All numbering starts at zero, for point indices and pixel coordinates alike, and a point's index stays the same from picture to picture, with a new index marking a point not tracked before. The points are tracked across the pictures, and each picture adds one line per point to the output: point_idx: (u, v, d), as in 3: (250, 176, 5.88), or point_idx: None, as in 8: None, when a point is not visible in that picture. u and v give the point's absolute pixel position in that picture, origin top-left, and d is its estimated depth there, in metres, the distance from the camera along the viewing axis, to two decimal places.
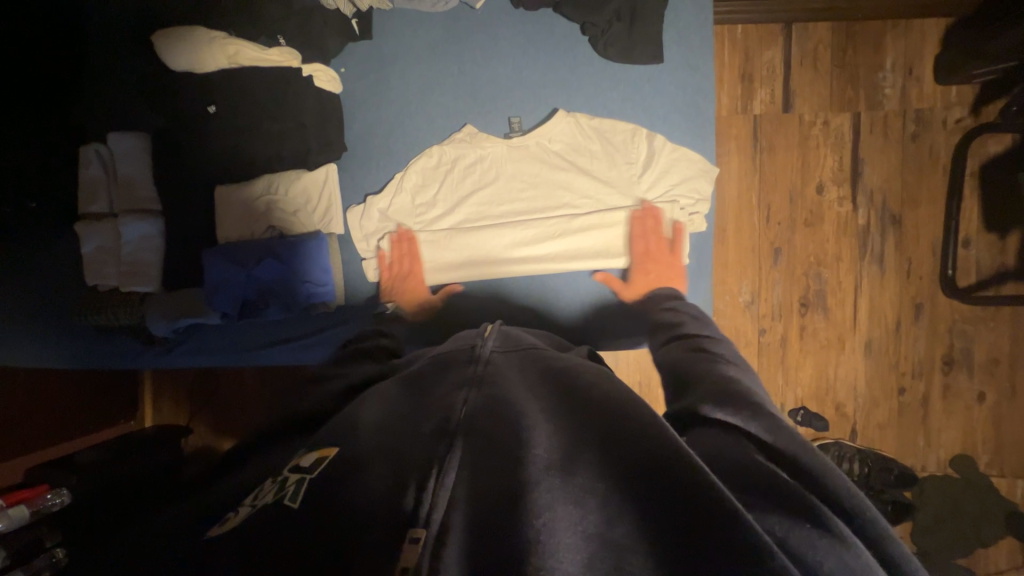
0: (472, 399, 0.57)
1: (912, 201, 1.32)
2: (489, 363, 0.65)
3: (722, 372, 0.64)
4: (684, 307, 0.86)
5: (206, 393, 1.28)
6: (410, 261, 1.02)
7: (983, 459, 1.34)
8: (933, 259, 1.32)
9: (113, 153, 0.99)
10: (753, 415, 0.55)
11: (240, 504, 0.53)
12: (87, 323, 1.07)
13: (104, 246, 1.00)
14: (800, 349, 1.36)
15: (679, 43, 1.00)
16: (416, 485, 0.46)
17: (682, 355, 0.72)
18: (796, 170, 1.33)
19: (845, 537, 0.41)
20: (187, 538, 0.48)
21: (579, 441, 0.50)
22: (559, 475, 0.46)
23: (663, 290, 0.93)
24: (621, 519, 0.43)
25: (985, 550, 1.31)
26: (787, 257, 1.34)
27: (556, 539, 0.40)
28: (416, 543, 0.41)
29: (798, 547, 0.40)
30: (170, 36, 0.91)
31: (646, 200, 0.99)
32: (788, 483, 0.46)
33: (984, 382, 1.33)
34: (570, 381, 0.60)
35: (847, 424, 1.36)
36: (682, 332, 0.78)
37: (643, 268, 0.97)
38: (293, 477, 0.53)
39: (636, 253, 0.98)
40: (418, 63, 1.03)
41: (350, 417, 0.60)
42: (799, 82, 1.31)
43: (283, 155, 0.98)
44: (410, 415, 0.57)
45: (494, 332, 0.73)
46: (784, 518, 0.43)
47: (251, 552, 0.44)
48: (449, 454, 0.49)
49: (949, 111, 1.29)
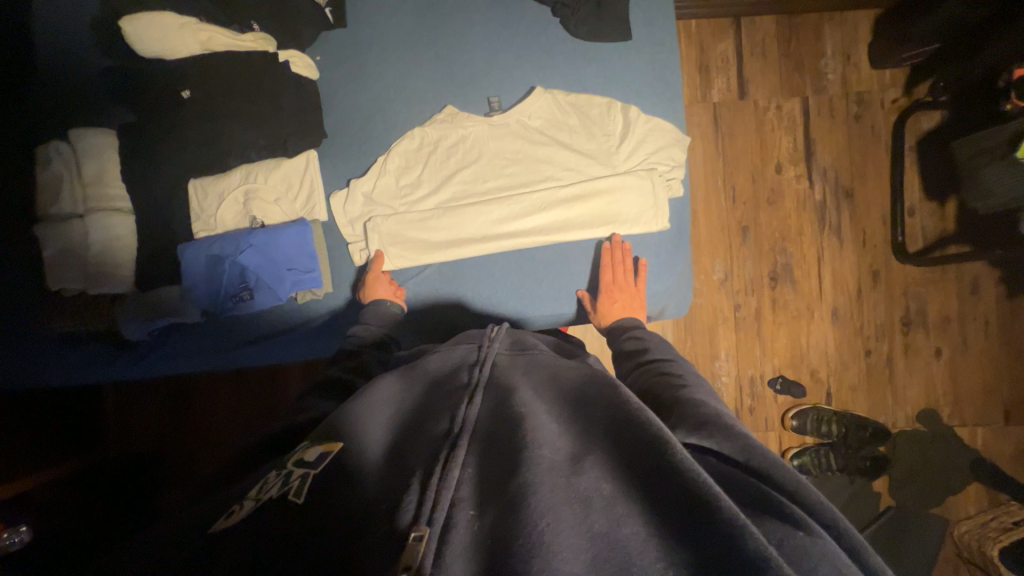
0: (480, 408, 0.58)
1: (861, 175, 1.42)
2: (494, 366, 0.66)
3: (689, 398, 0.62)
4: (645, 333, 0.87)
5: (179, 412, 1.21)
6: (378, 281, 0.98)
7: (946, 411, 1.43)
8: (884, 228, 1.42)
9: (76, 151, 0.93)
10: (727, 440, 0.52)
11: (242, 498, 0.55)
12: (21, 338, 0.97)
13: (69, 247, 0.92)
14: (773, 321, 1.43)
15: (645, 23, 1.04)
16: (418, 487, 0.48)
17: (651, 382, 0.71)
18: (756, 152, 1.41)
19: (815, 530, 0.43)
20: (192, 534, 0.50)
21: (587, 440, 0.52)
22: (565, 475, 0.47)
23: (624, 321, 0.93)
24: (630, 520, 0.43)
25: (955, 498, 1.39)
26: (754, 234, 1.42)
27: (560, 540, 0.42)
28: (419, 540, 0.42)
29: (795, 553, 0.40)
30: (132, 19, 0.86)
31: (619, 232, 1.01)
32: (760, 486, 0.47)
33: (939, 339, 1.43)
34: (573, 385, 0.62)
35: (822, 389, 1.43)
36: (647, 357, 0.79)
37: (609, 298, 0.97)
38: (298, 470, 0.55)
39: (605, 281, 0.98)
40: (392, 50, 1.03)
41: (357, 417, 0.62)
42: (751, 70, 1.40)
43: (258, 143, 0.95)
44: (417, 422, 0.59)
45: (501, 332, 0.74)
46: (780, 523, 0.44)
47: (263, 529, 0.48)
48: (454, 456, 0.51)
49: (885, 92, 1.41)
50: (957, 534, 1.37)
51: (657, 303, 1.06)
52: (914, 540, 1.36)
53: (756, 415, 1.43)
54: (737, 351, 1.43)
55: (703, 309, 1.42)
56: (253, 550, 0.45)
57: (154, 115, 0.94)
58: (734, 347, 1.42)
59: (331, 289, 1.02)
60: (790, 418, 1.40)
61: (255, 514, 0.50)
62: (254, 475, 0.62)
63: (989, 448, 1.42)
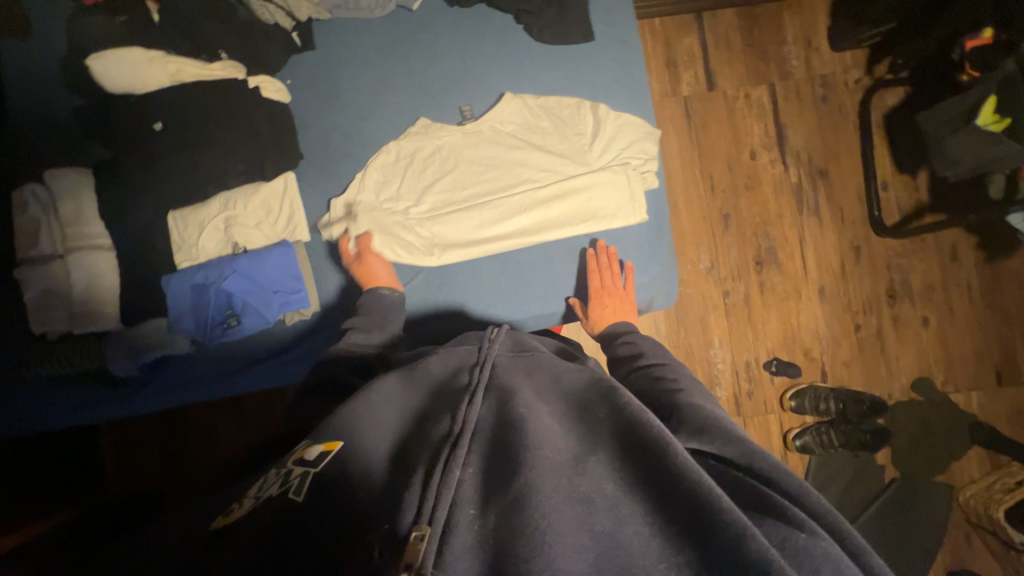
0: (481, 410, 0.57)
1: (834, 155, 1.45)
2: (494, 366, 0.65)
3: (687, 400, 0.63)
4: (640, 338, 0.88)
5: (180, 444, 1.21)
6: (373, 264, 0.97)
7: (940, 379, 1.45)
8: (861, 204, 1.45)
9: (51, 193, 0.93)
10: (727, 444, 0.53)
11: (244, 496, 0.56)
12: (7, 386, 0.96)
13: (52, 288, 0.92)
14: (762, 304, 1.45)
15: (607, 24, 1.07)
16: (420, 486, 0.48)
17: (648, 386, 0.72)
18: (729, 141, 1.44)
19: (816, 530, 0.44)
20: (194, 529, 0.52)
21: (589, 440, 0.52)
22: (568, 475, 0.48)
23: (618, 325, 0.94)
24: (631, 519, 0.45)
25: (957, 464, 1.41)
26: (735, 221, 1.44)
27: (562, 539, 0.43)
28: (420, 539, 0.43)
29: (794, 555, 0.43)
30: (102, 57, 0.88)
31: (602, 239, 1.03)
32: (760, 489, 0.48)
33: (925, 308, 1.46)
34: (575, 387, 0.62)
35: (818, 367, 1.44)
36: (642, 361, 0.80)
37: (600, 304, 0.99)
38: (297, 469, 0.55)
39: (594, 288, 0.99)
40: (362, 69, 1.04)
41: (357, 417, 0.61)
42: (716, 61, 1.44)
43: (237, 168, 0.96)
44: (418, 427, 0.59)
45: (501, 333, 0.72)
46: (781, 525, 0.45)
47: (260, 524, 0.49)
48: (454, 456, 0.50)
49: (848, 73, 1.45)
50: (963, 500, 1.38)
51: (645, 295, 1.07)
52: (921, 510, 1.37)
53: (755, 399, 1.43)
54: (730, 338, 1.44)
55: (692, 299, 1.43)
56: (252, 550, 0.46)
57: (127, 149, 0.94)
58: (726, 334, 1.44)
59: (318, 307, 1.01)
60: (789, 399, 1.41)
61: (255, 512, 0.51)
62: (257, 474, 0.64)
63: (986, 411, 1.44)
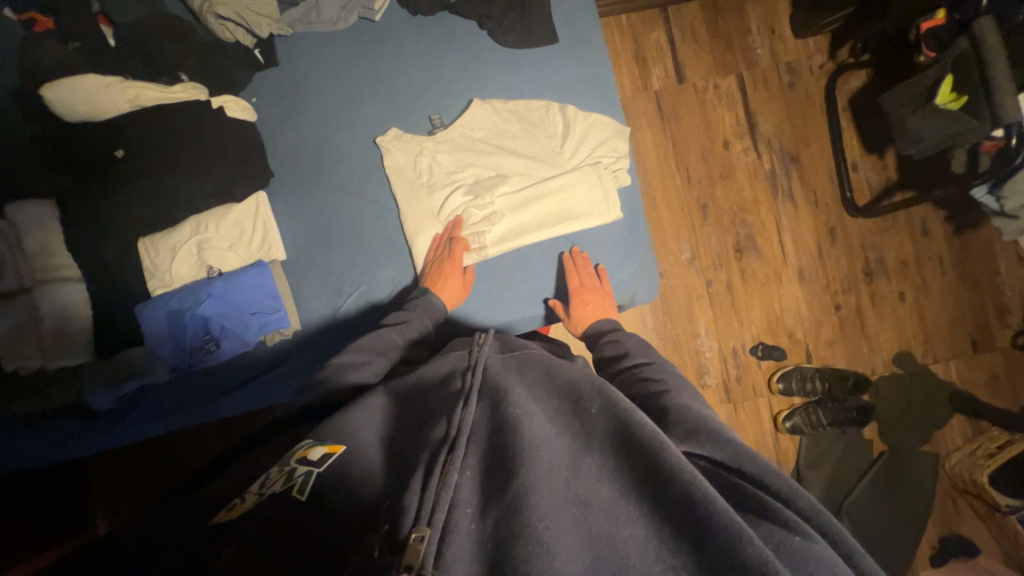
0: (476, 413, 0.57)
1: (803, 140, 1.48)
2: (486, 369, 0.66)
3: (677, 402, 0.64)
4: (623, 335, 0.89)
5: (169, 472, 1.18)
6: (447, 255, 0.98)
7: (919, 351, 1.49)
8: (833, 186, 1.49)
9: (13, 225, 0.90)
10: (718, 447, 0.54)
11: (245, 492, 0.56)
12: None
13: (19, 325, 0.88)
14: (745, 290, 1.47)
15: (572, 24, 1.07)
16: (419, 488, 0.49)
17: (638, 388, 0.72)
18: (702, 132, 1.46)
19: (809, 532, 0.45)
20: (192, 527, 0.53)
21: (584, 439, 0.53)
22: (564, 474, 0.48)
23: (601, 322, 0.95)
24: (627, 519, 0.45)
25: (941, 433, 1.45)
26: (713, 210, 1.46)
27: (560, 540, 0.43)
28: (421, 540, 0.43)
29: (792, 557, 0.43)
30: (56, 87, 0.85)
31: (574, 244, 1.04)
32: (753, 492, 0.49)
33: (901, 284, 1.50)
34: (568, 381, 0.62)
35: (802, 348, 1.47)
36: (630, 361, 0.81)
37: (581, 301, 0.98)
38: (302, 468, 0.55)
39: (572, 287, 0.99)
40: (328, 83, 1.03)
41: (353, 424, 0.62)
42: (684, 54, 1.46)
43: (205, 190, 0.94)
44: (411, 433, 0.59)
45: (490, 337, 0.73)
46: (776, 527, 0.45)
47: (261, 526, 0.49)
48: (452, 459, 0.51)
49: (812, 59, 1.49)
50: (948, 468, 1.42)
51: (626, 291, 1.08)
52: (909, 481, 1.41)
53: (744, 384, 1.46)
54: (715, 325, 1.46)
55: (676, 289, 1.45)
56: (255, 554, 0.46)
57: (92, 176, 0.92)
58: (712, 322, 1.46)
59: (299, 326, 1.00)
60: (776, 381, 1.43)
61: (255, 510, 0.51)
62: (246, 470, 0.64)
63: (964, 379, 1.48)
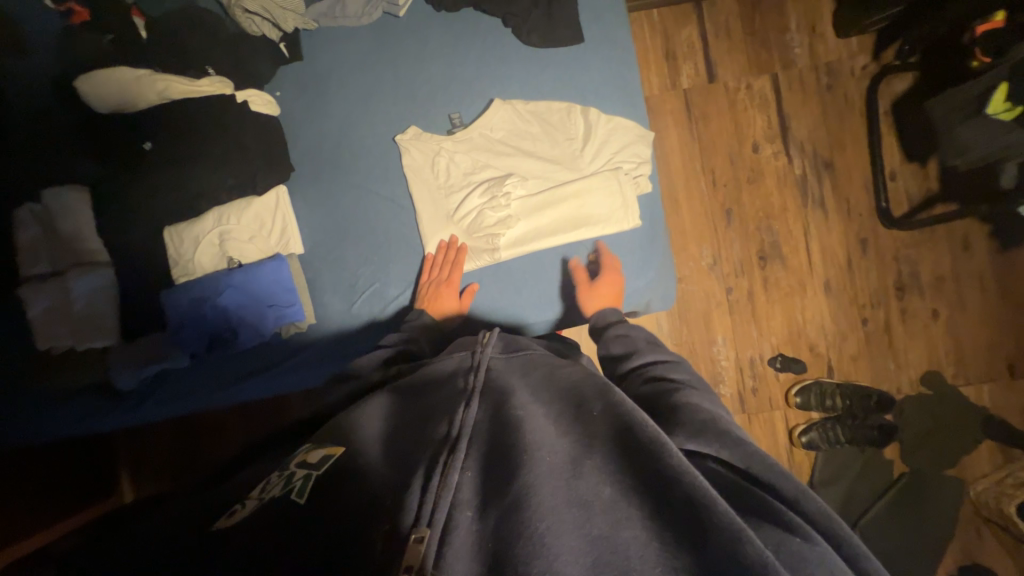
0: (477, 413, 0.57)
1: (838, 145, 1.42)
2: (488, 370, 0.65)
3: (687, 400, 0.62)
4: (630, 329, 0.87)
5: (189, 449, 1.22)
6: (448, 270, 0.99)
7: (951, 372, 1.42)
8: (868, 195, 1.42)
9: (49, 209, 0.94)
10: (725, 446, 0.53)
11: (246, 496, 0.57)
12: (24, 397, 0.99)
13: (54, 304, 0.93)
14: (766, 299, 1.42)
15: (598, 22, 1.04)
16: (420, 488, 0.49)
17: (648, 387, 0.71)
18: (731, 134, 1.41)
19: (810, 535, 0.44)
20: (198, 521, 0.53)
21: (586, 440, 0.52)
22: (564, 476, 0.48)
23: (606, 310, 0.93)
24: (630, 523, 0.44)
25: (969, 458, 1.38)
26: (738, 215, 1.41)
27: (560, 542, 0.42)
28: (421, 541, 0.44)
29: (791, 559, 0.42)
30: (95, 78, 0.90)
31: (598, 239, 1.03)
32: (758, 494, 0.48)
33: (935, 301, 1.43)
34: (570, 383, 0.61)
35: (824, 362, 1.42)
36: (640, 358, 0.79)
37: (609, 279, 0.98)
38: (301, 472, 0.56)
39: (607, 262, 1.01)
40: (350, 78, 1.04)
41: (354, 423, 0.64)
42: (717, 52, 1.40)
43: (227, 183, 0.96)
44: (413, 429, 0.59)
45: (493, 335, 0.72)
46: (776, 530, 0.44)
47: (258, 526, 0.50)
48: (453, 459, 0.51)
49: (855, 59, 1.41)
50: (974, 494, 1.36)
51: (640, 299, 1.05)
52: (930, 504, 1.35)
53: (760, 395, 1.42)
54: (734, 334, 1.42)
55: (695, 296, 1.42)
56: (256, 551, 0.47)
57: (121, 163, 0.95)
58: (730, 330, 1.42)
59: (314, 319, 1.02)
60: (794, 395, 1.39)
61: (255, 516, 0.51)
62: (253, 466, 0.67)
63: (999, 404, 1.41)
